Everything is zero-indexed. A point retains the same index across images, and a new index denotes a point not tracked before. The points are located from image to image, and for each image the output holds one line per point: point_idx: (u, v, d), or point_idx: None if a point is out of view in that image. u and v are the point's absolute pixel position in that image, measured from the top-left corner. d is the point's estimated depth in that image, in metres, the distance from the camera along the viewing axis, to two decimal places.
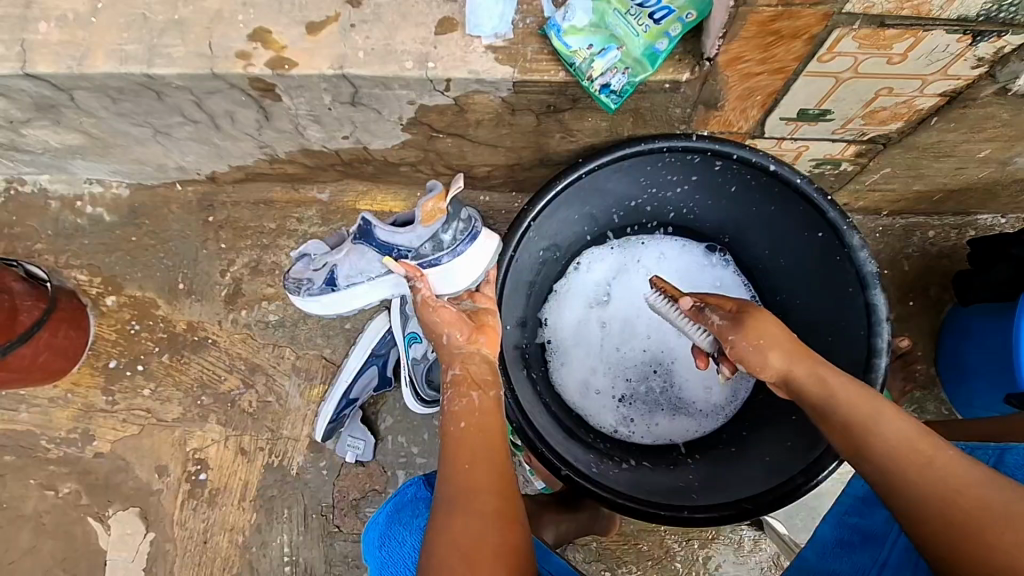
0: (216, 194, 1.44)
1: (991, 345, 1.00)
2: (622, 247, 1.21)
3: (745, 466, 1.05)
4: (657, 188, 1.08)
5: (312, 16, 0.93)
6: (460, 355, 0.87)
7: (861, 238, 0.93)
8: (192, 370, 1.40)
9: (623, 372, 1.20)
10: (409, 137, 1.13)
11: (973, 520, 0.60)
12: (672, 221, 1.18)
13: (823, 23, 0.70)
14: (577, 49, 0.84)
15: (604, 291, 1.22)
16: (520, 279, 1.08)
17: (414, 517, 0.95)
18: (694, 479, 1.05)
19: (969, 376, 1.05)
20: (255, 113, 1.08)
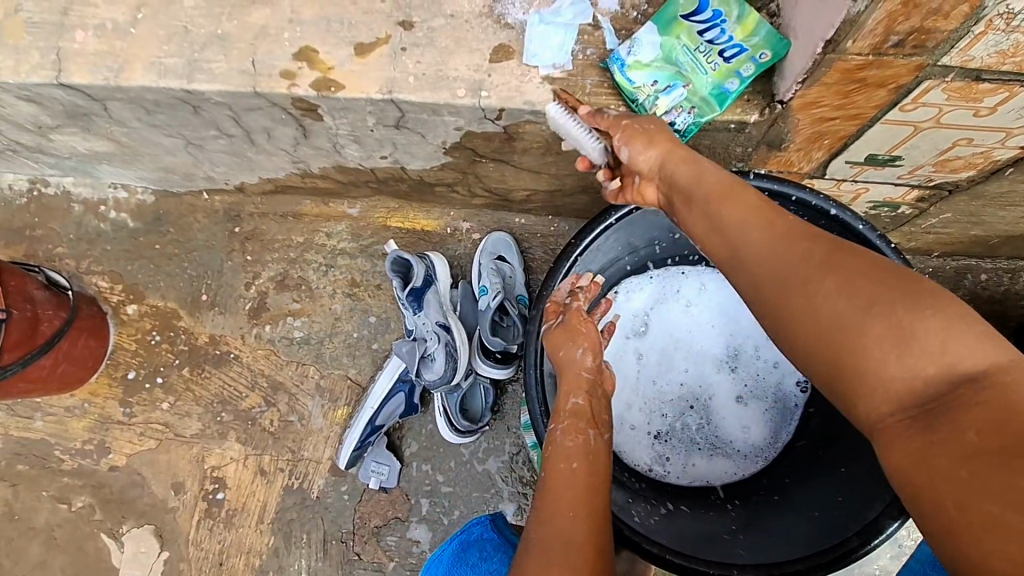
0: (243, 204, 1.41)
1: None
2: (661, 277, 1.17)
3: (792, 519, 1.00)
4: None
5: (362, 37, 0.89)
6: (586, 382, 0.89)
7: None
8: (212, 385, 1.37)
9: (660, 407, 1.17)
10: (449, 160, 1.09)
11: (840, 338, 0.55)
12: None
13: (914, 74, 0.66)
14: (641, 85, 0.80)
15: (642, 322, 1.18)
16: None
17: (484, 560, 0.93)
18: (736, 531, 1.01)
19: None
20: (293, 130, 1.05)
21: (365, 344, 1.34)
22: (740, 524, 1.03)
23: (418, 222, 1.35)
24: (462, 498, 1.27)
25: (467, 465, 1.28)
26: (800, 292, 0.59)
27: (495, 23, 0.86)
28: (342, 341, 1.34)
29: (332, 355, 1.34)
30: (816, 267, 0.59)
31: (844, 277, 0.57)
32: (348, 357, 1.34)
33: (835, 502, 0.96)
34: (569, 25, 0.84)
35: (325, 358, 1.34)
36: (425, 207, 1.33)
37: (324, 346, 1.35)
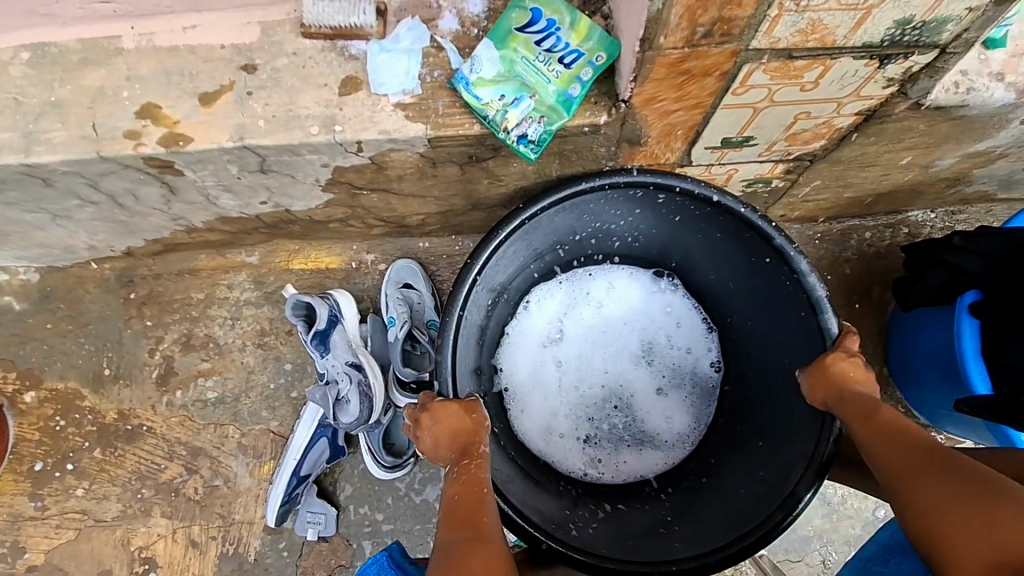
0: (136, 268, 1.34)
1: (941, 347, 0.96)
2: (569, 281, 1.17)
3: (719, 499, 1.03)
4: (599, 221, 1.04)
5: (204, 86, 0.86)
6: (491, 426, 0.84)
7: (809, 263, 0.92)
8: (128, 462, 1.29)
9: (587, 411, 1.16)
10: (331, 196, 1.07)
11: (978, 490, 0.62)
12: (615, 252, 1.15)
13: (732, 61, 0.68)
14: (488, 101, 0.80)
15: (556, 331, 1.17)
16: (472, 332, 0.99)
17: None
18: (671, 521, 1.02)
19: (922, 380, 1.02)
20: (159, 188, 1.00)
21: (283, 393, 1.29)
22: (675, 518, 1.03)
23: (320, 261, 1.31)
24: (405, 534, 1.24)
25: (406, 500, 1.24)
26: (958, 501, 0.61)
27: (338, 57, 0.85)
28: (260, 393, 1.29)
29: (250, 409, 1.29)
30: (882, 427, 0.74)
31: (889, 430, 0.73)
32: (268, 410, 1.29)
33: (756, 481, 1.00)
34: (411, 51, 0.83)
35: (244, 415, 1.29)
36: (325, 244, 1.30)
37: (241, 401, 1.29)
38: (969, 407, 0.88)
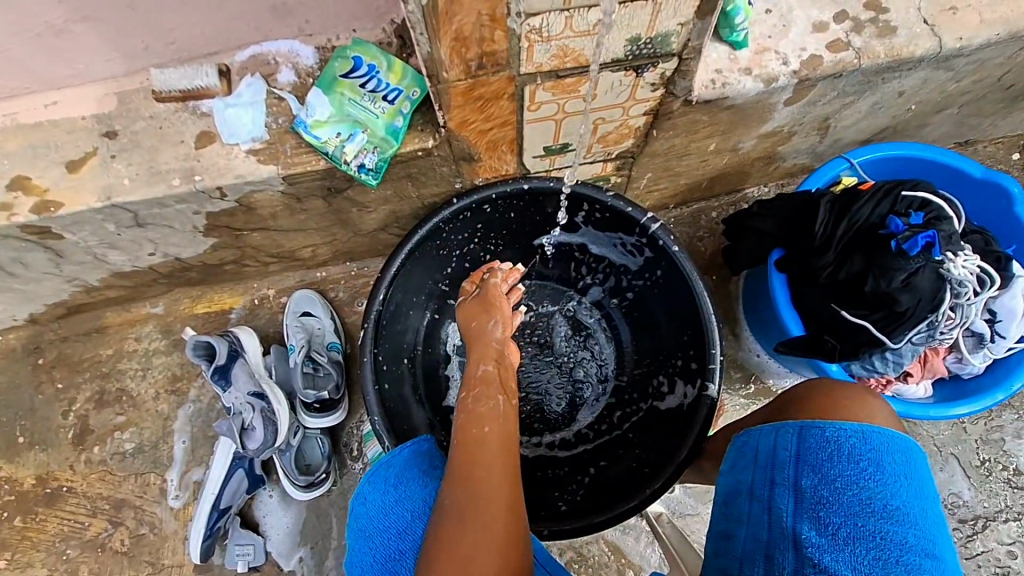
0: (42, 334, 1.37)
1: (768, 299, 1.04)
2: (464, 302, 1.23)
3: (648, 419, 1.15)
4: (461, 252, 1.15)
5: (70, 154, 0.95)
6: (493, 350, 0.96)
7: (659, 226, 1.01)
8: (51, 526, 1.30)
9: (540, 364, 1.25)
10: (215, 240, 1.15)
11: None
12: (479, 221, 1.09)
13: (512, 84, 0.82)
14: (326, 139, 0.92)
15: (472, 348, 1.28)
16: (421, 371, 1.20)
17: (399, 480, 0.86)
18: (601, 463, 1.15)
19: (765, 330, 1.09)
20: (45, 253, 1.07)
21: (200, 434, 1.34)
22: (609, 461, 1.14)
23: (224, 302, 1.37)
24: (332, 552, 1.27)
25: (328, 520, 1.28)
26: None
27: (192, 116, 0.95)
28: (178, 438, 1.34)
29: (170, 454, 1.33)
30: None
31: None
32: (187, 452, 1.33)
33: (669, 427, 1.08)
34: (254, 102, 0.94)
35: (164, 461, 1.33)
36: (226, 286, 1.37)
37: (160, 448, 1.33)
38: (784, 347, 0.98)
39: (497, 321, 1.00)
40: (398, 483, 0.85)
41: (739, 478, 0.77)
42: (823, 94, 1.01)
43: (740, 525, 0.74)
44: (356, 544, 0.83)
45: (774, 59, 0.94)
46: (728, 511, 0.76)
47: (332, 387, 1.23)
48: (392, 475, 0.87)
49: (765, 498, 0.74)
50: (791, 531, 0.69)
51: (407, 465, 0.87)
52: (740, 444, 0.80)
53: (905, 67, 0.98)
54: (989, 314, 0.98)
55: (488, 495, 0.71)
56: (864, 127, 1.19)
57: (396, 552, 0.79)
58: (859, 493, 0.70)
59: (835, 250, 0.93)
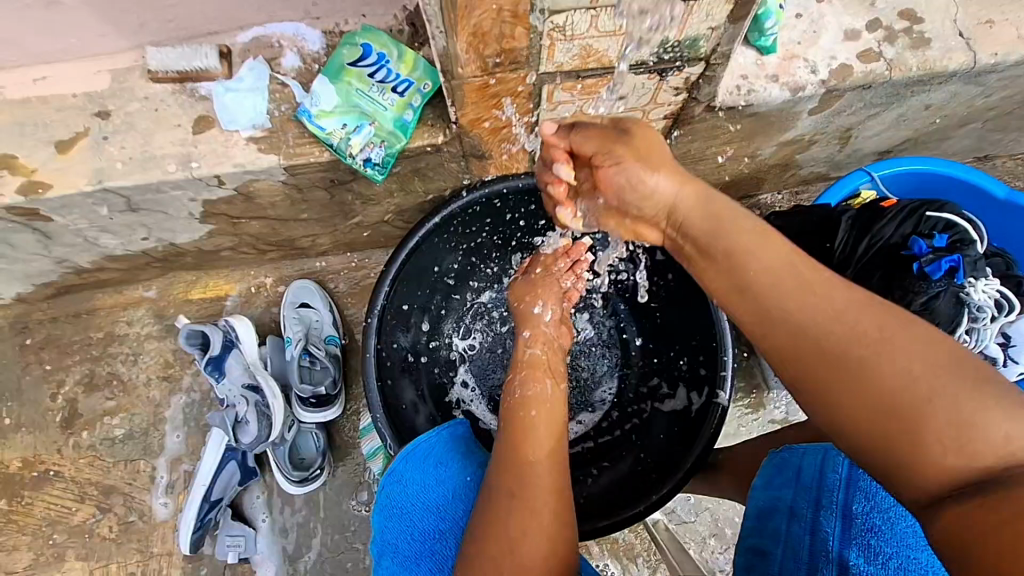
0: (30, 314, 1.33)
1: None
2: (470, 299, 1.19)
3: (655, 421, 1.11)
4: (468, 247, 1.12)
5: (60, 133, 0.90)
6: (544, 333, 0.96)
7: None
8: (37, 509, 1.28)
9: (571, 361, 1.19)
10: (211, 227, 1.11)
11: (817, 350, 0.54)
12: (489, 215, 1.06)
13: (529, 83, 0.78)
14: (331, 130, 0.87)
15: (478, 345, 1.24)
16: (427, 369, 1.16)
17: (435, 463, 0.86)
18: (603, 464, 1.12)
19: None
20: (33, 235, 1.03)
21: (192, 422, 1.31)
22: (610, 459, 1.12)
23: (219, 288, 1.34)
24: (322, 546, 1.26)
25: (320, 514, 1.26)
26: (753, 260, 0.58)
27: (189, 99, 0.90)
28: (169, 425, 1.31)
29: (161, 441, 1.31)
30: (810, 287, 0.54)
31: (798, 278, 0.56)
32: (178, 440, 1.31)
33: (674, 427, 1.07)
34: (256, 88, 0.89)
35: (154, 448, 1.30)
36: (222, 272, 1.33)
37: (150, 434, 1.31)
38: None
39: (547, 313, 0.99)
40: (439, 464, 0.86)
41: (780, 496, 0.78)
42: (849, 105, 0.97)
43: (777, 542, 0.74)
44: (392, 518, 0.84)
45: (803, 66, 0.90)
46: (762, 526, 0.77)
47: (329, 382, 1.20)
48: (431, 455, 0.87)
49: (809, 518, 0.74)
50: (836, 553, 0.70)
51: (445, 448, 0.88)
52: (779, 460, 0.83)
53: (935, 81, 0.95)
54: (1002, 338, 0.96)
55: (533, 478, 0.72)
56: (886, 138, 1.15)
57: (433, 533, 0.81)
58: (910, 527, 0.72)
59: (852, 268, 0.91)
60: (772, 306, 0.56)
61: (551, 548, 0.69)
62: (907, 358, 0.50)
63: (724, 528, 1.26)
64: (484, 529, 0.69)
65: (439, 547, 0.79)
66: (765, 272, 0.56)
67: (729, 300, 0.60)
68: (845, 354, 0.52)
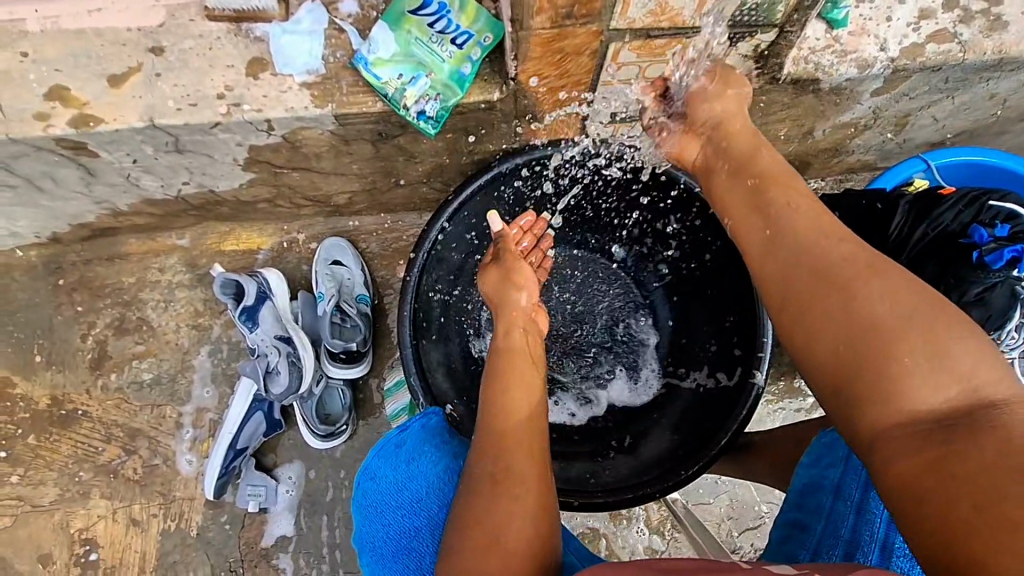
0: (64, 254, 1.33)
1: None
2: None
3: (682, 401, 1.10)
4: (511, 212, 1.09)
5: (113, 68, 0.89)
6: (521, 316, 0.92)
7: None
8: (64, 447, 1.29)
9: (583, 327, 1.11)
10: (252, 175, 1.10)
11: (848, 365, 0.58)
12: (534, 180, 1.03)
13: (597, 40, 0.75)
14: (387, 79, 0.86)
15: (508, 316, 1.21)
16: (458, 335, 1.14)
17: (410, 460, 0.87)
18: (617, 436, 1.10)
19: None
20: (77, 171, 1.02)
21: (219, 372, 1.32)
22: (633, 432, 1.10)
23: (252, 241, 1.33)
24: (341, 501, 1.28)
25: (340, 470, 1.28)
26: (847, 291, 0.59)
27: (244, 39, 0.89)
28: (197, 374, 1.32)
29: (188, 389, 1.32)
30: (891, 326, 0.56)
31: (895, 317, 0.56)
32: (205, 389, 1.32)
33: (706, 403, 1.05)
34: (312, 32, 0.88)
35: (181, 395, 1.31)
36: (255, 225, 1.32)
37: (178, 381, 1.32)
38: None
39: (522, 295, 0.93)
40: (411, 460, 0.87)
41: (824, 475, 0.79)
42: (914, 87, 0.95)
43: (819, 519, 0.77)
44: (371, 520, 0.86)
45: (872, 43, 0.87)
46: (802, 503, 0.80)
47: (360, 339, 1.20)
48: (402, 449, 0.88)
49: (856, 500, 0.74)
50: (880, 536, 0.71)
51: (417, 439, 0.89)
52: (828, 440, 0.81)
53: (1007, 67, 0.92)
54: None
55: (518, 468, 0.71)
56: (942, 128, 1.12)
57: (420, 526, 0.84)
58: None
59: (907, 254, 0.90)
60: (856, 332, 0.57)
61: (535, 534, 0.67)
62: (966, 352, 0.54)
63: (741, 511, 1.27)
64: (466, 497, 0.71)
65: (415, 545, 0.83)
66: (825, 313, 0.60)
67: (799, 296, 0.62)
68: (896, 362, 0.55)
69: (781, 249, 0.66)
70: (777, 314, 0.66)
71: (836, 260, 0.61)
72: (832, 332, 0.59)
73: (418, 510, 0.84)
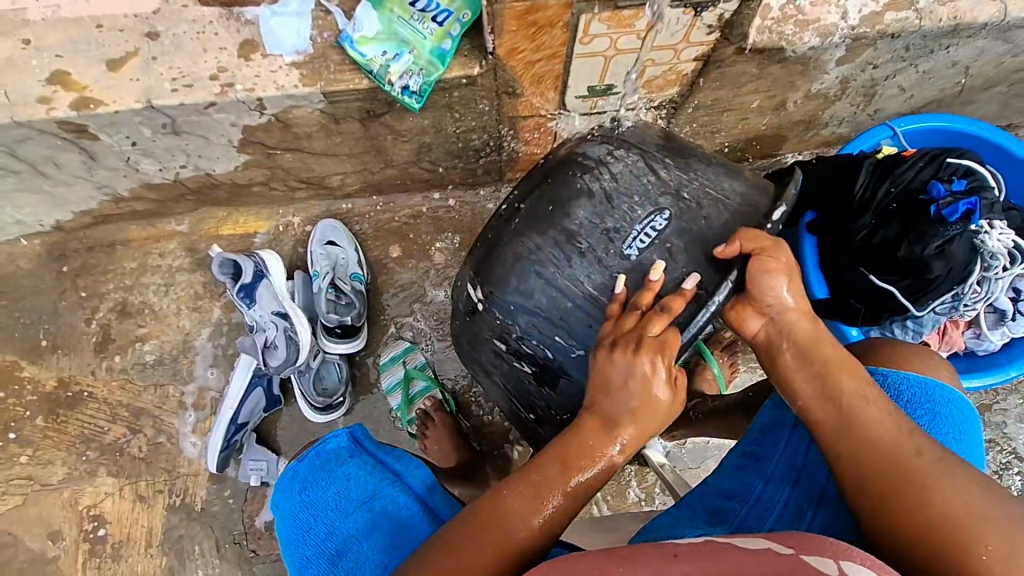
0: (67, 242, 1.37)
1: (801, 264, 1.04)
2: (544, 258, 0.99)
3: None
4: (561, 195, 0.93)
5: (111, 52, 0.94)
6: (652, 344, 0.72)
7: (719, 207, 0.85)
8: (72, 428, 1.34)
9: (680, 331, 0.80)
10: (247, 157, 1.14)
11: (907, 510, 0.59)
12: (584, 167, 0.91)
13: (568, 12, 0.80)
14: (372, 57, 0.91)
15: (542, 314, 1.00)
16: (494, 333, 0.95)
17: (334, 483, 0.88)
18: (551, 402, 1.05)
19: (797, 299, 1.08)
20: (79, 155, 1.07)
21: (219, 352, 1.37)
22: None
23: (248, 226, 1.38)
24: None
25: None
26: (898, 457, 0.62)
27: (236, 23, 0.94)
28: (198, 354, 1.37)
29: (189, 369, 1.36)
30: (935, 495, 0.59)
31: (941, 481, 0.60)
32: (206, 369, 1.36)
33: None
34: (301, 14, 0.93)
35: (184, 374, 1.36)
36: (252, 210, 1.37)
37: (180, 361, 1.36)
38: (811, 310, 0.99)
39: (662, 371, 0.70)
40: (303, 488, 0.89)
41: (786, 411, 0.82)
42: (876, 56, 0.99)
43: (773, 451, 0.80)
44: (283, 545, 0.88)
45: (833, 12, 0.92)
46: (764, 437, 0.83)
47: (354, 314, 1.25)
48: (296, 477, 0.91)
49: (810, 433, 0.79)
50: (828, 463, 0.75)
51: (312, 468, 0.91)
52: None
53: (965, 34, 0.96)
54: (1014, 292, 0.99)
55: (510, 528, 0.63)
56: (910, 99, 1.17)
57: (307, 554, 0.83)
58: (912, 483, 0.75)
59: (871, 213, 0.93)
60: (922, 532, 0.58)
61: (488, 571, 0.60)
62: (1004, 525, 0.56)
63: None
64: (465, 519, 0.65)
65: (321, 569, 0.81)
66: (882, 474, 0.62)
67: (865, 449, 0.65)
68: (940, 527, 0.57)
69: (864, 456, 0.64)
70: (862, 499, 0.63)
71: (890, 434, 0.65)
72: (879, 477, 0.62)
73: (309, 538, 0.84)
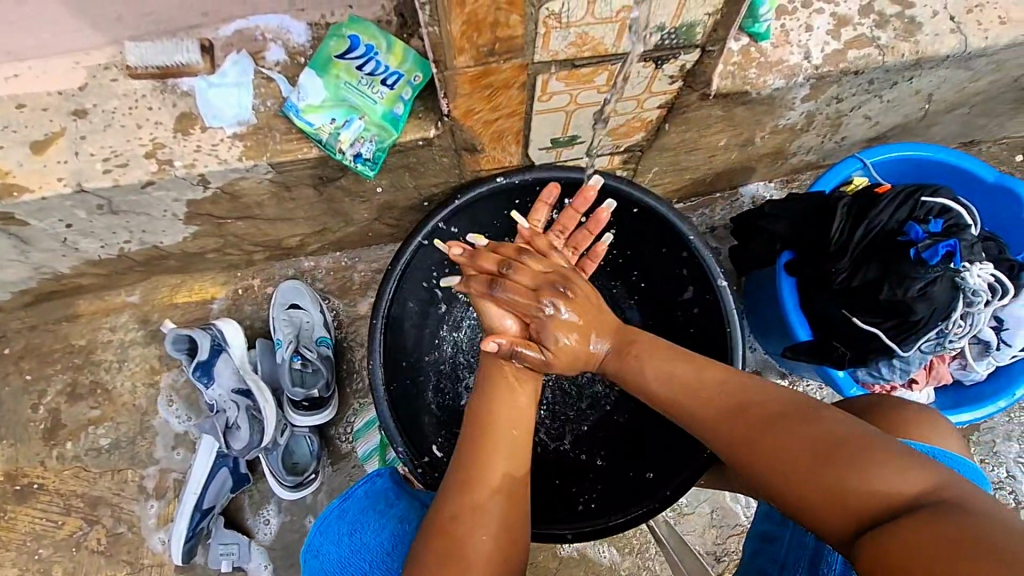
0: (7, 322, 1.28)
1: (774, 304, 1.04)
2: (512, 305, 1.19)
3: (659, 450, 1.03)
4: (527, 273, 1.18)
5: (34, 133, 0.86)
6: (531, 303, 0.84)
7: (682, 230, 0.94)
8: (21, 525, 1.24)
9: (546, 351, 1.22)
10: (195, 228, 1.07)
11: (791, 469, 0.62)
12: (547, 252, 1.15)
13: (524, 73, 0.76)
14: (320, 125, 0.85)
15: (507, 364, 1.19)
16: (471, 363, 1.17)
17: (385, 510, 0.88)
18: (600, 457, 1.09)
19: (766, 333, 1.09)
20: (9, 239, 0.99)
21: (181, 430, 1.28)
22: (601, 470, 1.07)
23: (205, 292, 1.30)
24: None
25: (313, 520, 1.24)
26: (778, 429, 0.64)
27: (171, 95, 0.87)
28: (157, 433, 1.28)
29: (148, 450, 1.27)
30: (813, 460, 0.61)
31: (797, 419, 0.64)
32: (167, 448, 1.27)
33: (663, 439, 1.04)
34: (240, 83, 0.87)
35: (143, 457, 1.27)
36: (207, 274, 1.29)
37: (138, 443, 1.27)
38: (792, 352, 0.96)
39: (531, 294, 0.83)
40: (352, 529, 0.87)
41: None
42: (841, 91, 0.97)
43: (785, 527, 0.79)
44: None
45: (796, 52, 0.89)
46: (772, 515, 0.82)
47: (322, 384, 1.17)
48: (344, 519, 0.88)
49: None
50: None
51: (359, 509, 0.89)
52: None
53: (927, 66, 0.95)
54: (996, 321, 0.97)
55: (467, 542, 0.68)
56: (876, 125, 1.15)
57: None
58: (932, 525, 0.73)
59: (850, 256, 0.91)
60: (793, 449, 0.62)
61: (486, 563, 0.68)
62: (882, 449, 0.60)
63: (723, 517, 1.27)
64: (433, 541, 0.69)
65: None
66: (772, 466, 0.63)
67: (741, 430, 0.67)
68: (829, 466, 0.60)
69: (702, 401, 0.71)
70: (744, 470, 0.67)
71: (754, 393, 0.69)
72: (771, 458, 0.64)
73: None
